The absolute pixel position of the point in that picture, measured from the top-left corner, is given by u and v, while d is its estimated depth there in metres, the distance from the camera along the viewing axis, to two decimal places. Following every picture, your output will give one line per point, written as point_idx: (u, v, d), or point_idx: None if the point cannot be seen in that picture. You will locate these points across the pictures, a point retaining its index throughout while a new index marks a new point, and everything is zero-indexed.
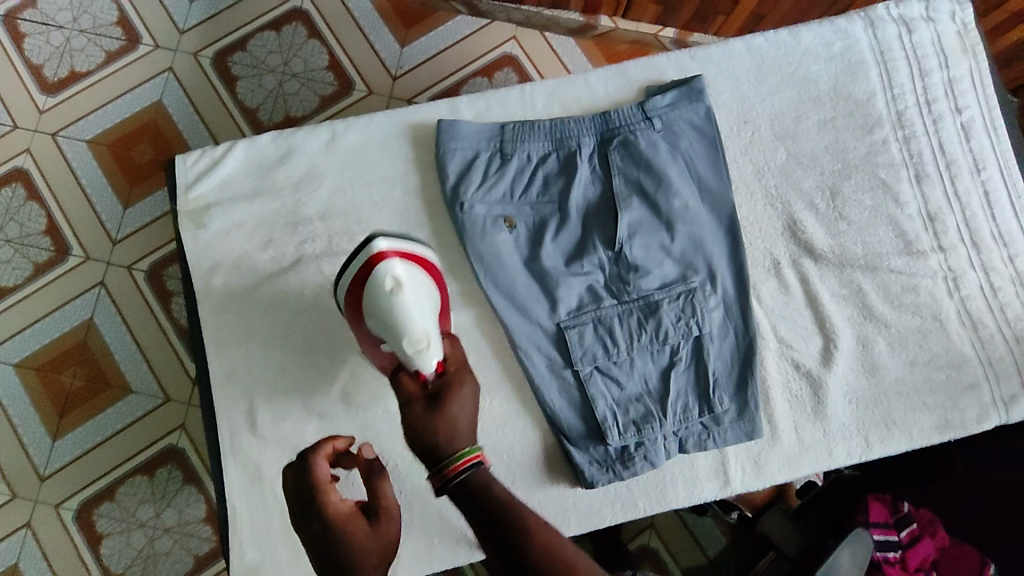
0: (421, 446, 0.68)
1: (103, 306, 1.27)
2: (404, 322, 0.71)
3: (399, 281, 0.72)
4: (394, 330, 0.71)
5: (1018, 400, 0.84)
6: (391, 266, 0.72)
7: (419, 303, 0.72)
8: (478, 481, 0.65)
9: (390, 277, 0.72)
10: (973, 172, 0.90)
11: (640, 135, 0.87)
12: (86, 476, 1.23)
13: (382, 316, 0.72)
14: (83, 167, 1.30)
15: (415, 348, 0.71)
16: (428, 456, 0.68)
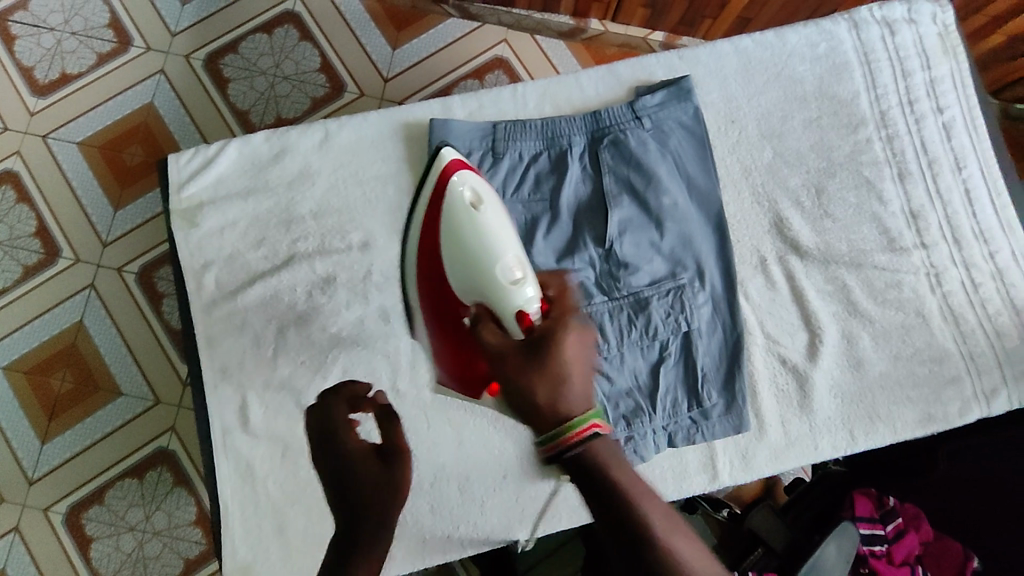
0: (529, 402, 0.58)
1: (93, 308, 1.27)
2: (487, 236, 0.70)
3: (478, 195, 0.74)
4: (484, 251, 0.69)
5: (999, 393, 0.86)
6: (469, 183, 0.75)
7: (499, 219, 0.72)
8: (601, 459, 0.55)
9: (469, 192, 0.74)
10: (955, 170, 0.92)
11: (629, 134, 0.88)
12: (76, 479, 1.23)
13: (470, 243, 0.71)
14: (73, 169, 1.30)
15: (512, 264, 0.68)
16: (536, 415, 0.57)
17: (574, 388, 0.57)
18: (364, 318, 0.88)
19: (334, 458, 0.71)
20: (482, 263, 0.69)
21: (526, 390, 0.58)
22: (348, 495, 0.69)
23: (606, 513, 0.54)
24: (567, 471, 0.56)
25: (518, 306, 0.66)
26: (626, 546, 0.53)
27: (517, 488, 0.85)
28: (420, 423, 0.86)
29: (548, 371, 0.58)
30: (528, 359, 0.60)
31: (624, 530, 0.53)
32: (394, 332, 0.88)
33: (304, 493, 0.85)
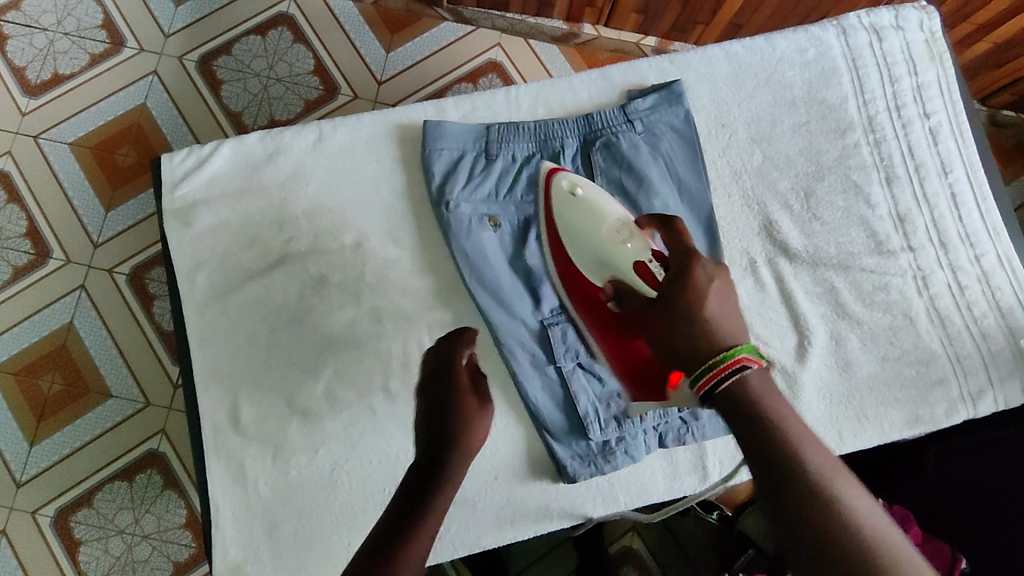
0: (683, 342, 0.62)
1: (84, 309, 1.26)
2: (599, 212, 0.79)
3: (576, 181, 0.82)
4: (604, 228, 0.78)
5: (985, 395, 0.87)
6: (567, 175, 0.83)
7: (602, 194, 0.81)
8: (757, 393, 0.57)
9: (569, 182, 0.82)
10: (941, 175, 0.93)
11: (622, 137, 0.89)
12: (65, 482, 1.22)
13: (592, 227, 0.79)
14: (65, 169, 1.30)
15: (628, 228, 0.76)
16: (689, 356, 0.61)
17: (722, 319, 0.62)
18: (357, 319, 0.88)
19: (438, 392, 0.76)
20: (605, 238, 0.77)
21: (676, 322, 0.64)
22: (441, 426, 0.74)
23: (759, 448, 0.54)
24: (722, 412, 0.58)
25: (637, 263, 0.74)
26: (785, 477, 0.52)
27: (509, 490, 0.85)
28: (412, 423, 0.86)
29: (691, 304, 0.64)
30: (668, 297, 0.66)
31: (780, 462, 0.53)
32: (386, 332, 0.88)
33: (295, 494, 0.85)
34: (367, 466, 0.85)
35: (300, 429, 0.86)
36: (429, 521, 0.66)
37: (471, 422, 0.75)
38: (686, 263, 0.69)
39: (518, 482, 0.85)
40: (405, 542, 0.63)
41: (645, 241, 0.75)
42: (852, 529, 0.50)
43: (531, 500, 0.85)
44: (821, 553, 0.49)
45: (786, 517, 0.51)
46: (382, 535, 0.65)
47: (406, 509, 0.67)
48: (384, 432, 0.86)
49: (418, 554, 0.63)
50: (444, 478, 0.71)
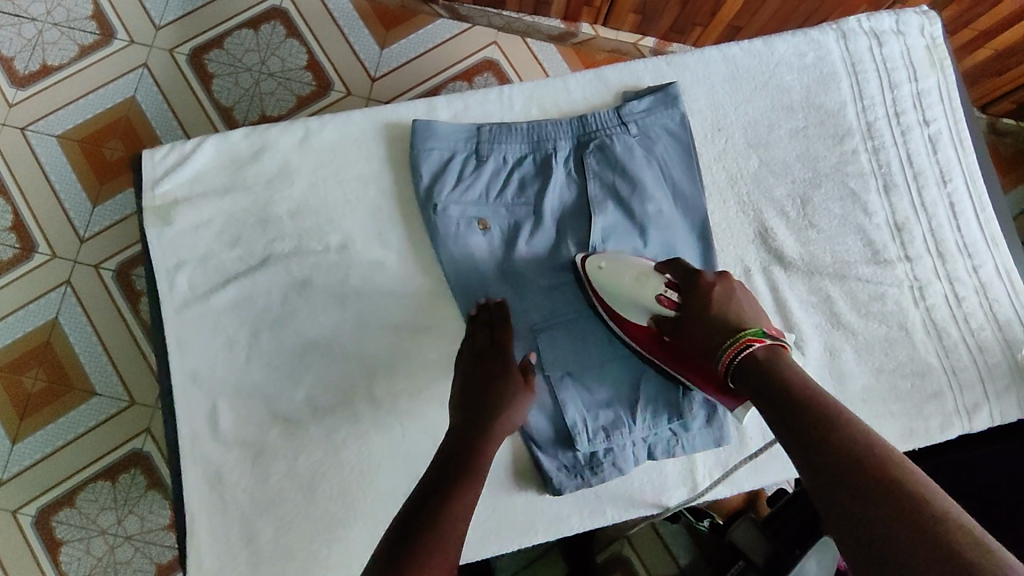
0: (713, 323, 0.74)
1: (69, 305, 1.24)
2: (625, 274, 0.80)
3: (594, 260, 0.81)
4: (624, 280, 0.79)
5: (979, 409, 0.86)
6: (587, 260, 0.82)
7: (611, 255, 0.82)
8: (769, 361, 0.69)
9: (592, 266, 0.81)
10: (940, 184, 0.91)
11: (616, 140, 0.87)
12: (48, 480, 1.19)
13: (616, 284, 0.80)
14: (51, 162, 1.27)
15: (642, 271, 0.80)
16: (718, 335, 0.73)
17: (738, 310, 0.75)
18: (341, 323, 0.86)
19: (484, 373, 0.77)
20: (630, 287, 0.79)
21: (708, 327, 0.74)
22: (484, 405, 0.75)
23: (776, 403, 0.66)
24: (749, 382, 0.69)
25: (659, 299, 0.79)
26: (799, 418, 0.63)
27: (493, 500, 0.83)
28: (396, 430, 0.85)
29: (712, 308, 0.75)
30: (693, 310, 0.76)
31: (792, 408, 0.64)
32: (371, 337, 0.86)
33: (276, 501, 0.83)
34: (348, 474, 0.84)
35: (280, 435, 0.84)
36: (470, 492, 0.68)
37: (512, 405, 0.76)
38: (691, 278, 0.78)
39: (503, 492, 0.83)
40: (447, 507, 0.66)
41: (656, 278, 0.79)
42: (861, 449, 0.58)
43: (517, 511, 0.83)
44: (831, 469, 0.58)
45: (802, 449, 0.61)
46: (426, 496, 0.67)
47: (446, 475, 0.69)
48: (368, 439, 0.84)
49: (460, 522, 0.65)
50: (481, 453, 0.72)
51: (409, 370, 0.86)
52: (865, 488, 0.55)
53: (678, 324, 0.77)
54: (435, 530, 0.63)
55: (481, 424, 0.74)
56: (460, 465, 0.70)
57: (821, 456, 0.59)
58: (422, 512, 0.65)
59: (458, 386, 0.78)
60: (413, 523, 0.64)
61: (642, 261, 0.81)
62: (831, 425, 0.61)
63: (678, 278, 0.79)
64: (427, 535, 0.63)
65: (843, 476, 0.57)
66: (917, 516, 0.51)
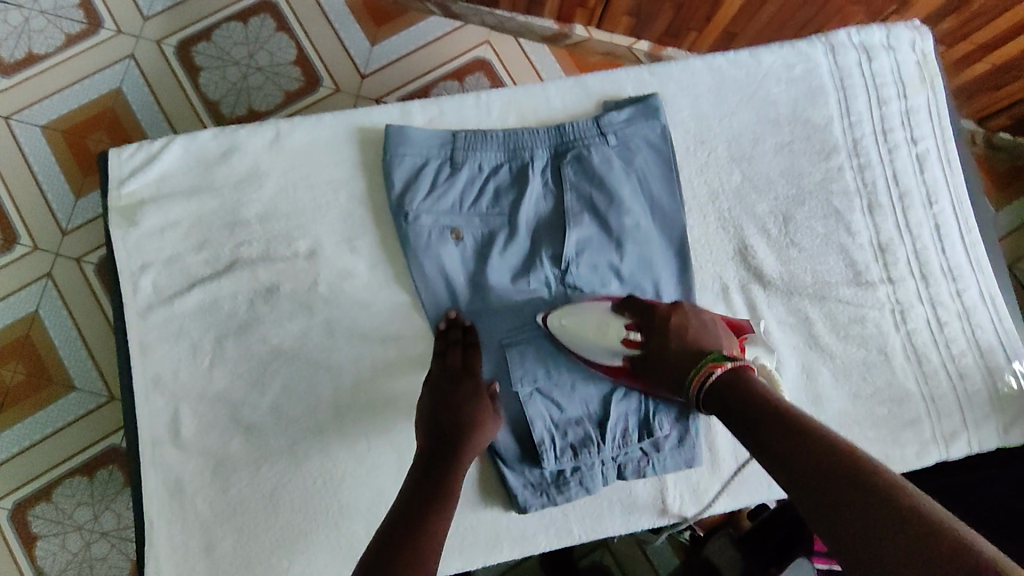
0: (679, 354, 0.74)
1: (50, 299, 1.19)
2: (587, 327, 0.78)
3: (557, 322, 0.79)
4: (589, 330, 0.78)
5: (957, 437, 0.84)
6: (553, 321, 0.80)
7: (572, 308, 0.80)
8: (732, 380, 0.70)
9: (557, 328, 0.79)
10: (926, 205, 0.89)
11: (594, 150, 0.85)
12: (25, 473, 1.15)
13: (582, 337, 0.78)
14: (35, 153, 1.22)
15: (603, 317, 0.79)
16: (686, 362, 0.73)
17: (698, 337, 0.75)
18: (307, 331, 0.83)
19: (451, 393, 0.76)
20: (595, 335, 0.78)
21: (676, 360, 0.74)
22: (453, 426, 0.74)
23: (745, 417, 0.66)
24: (718, 403, 0.70)
25: (625, 342, 0.77)
26: (769, 429, 0.63)
27: (457, 517, 0.81)
28: (360, 443, 0.82)
29: (674, 340, 0.75)
30: (658, 345, 0.76)
31: (761, 419, 0.65)
32: (337, 346, 0.83)
33: (235, 512, 0.80)
34: (310, 486, 0.81)
35: (243, 444, 0.81)
36: (445, 514, 0.67)
37: (480, 424, 0.75)
38: (649, 314, 0.78)
39: (468, 509, 0.81)
40: (424, 530, 0.64)
41: (617, 323, 0.78)
42: (828, 448, 0.59)
43: (482, 529, 0.81)
44: (804, 474, 0.58)
45: (775, 459, 0.61)
46: (401, 519, 0.65)
47: (421, 497, 0.68)
48: (332, 451, 0.82)
49: (438, 545, 0.64)
50: (453, 475, 0.71)
51: (376, 382, 0.84)
52: (837, 487, 0.55)
53: (648, 364, 0.76)
54: (414, 554, 0.62)
55: (451, 445, 0.73)
56: (434, 488, 0.69)
57: (793, 462, 0.59)
58: (400, 536, 0.63)
59: (425, 406, 0.76)
60: (392, 548, 0.62)
61: (604, 304, 0.80)
62: (798, 431, 0.61)
63: (638, 316, 0.78)
64: (407, 561, 0.61)
65: (814, 477, 0.57)
66: (888, 509, 0.52)
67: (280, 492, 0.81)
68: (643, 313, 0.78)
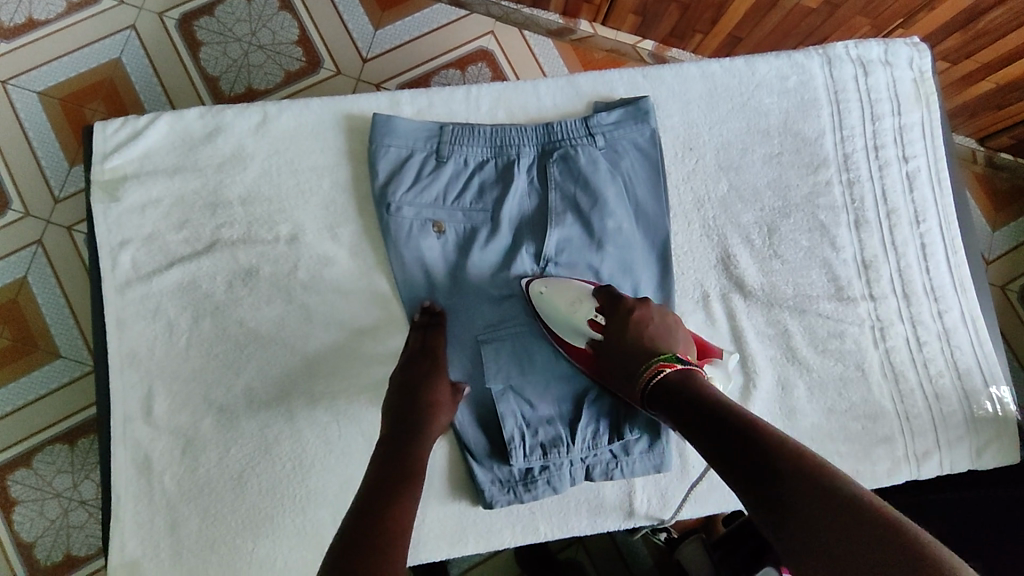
0: (634, 347, 0.75)
1: (38, 267, 1.19)
2: (562, 299, 0.79)
3: (535, 285, 0.81)
4: (560, 304, 0.79)
5: (930, 457, 0.84)
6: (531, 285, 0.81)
7: (550, 278, 0.81)
8: (685, 385, 0.70)
9: (534, 292, 0.80)
10: (913, 224, 0.89)
11: (580, 151, 0.84)
12: (5, 439, 1.15)
13: (552, 310, 0.79)
14: (31, 119, 1.22)
15: (578, 294, 0.79)
16: (637, 356, 0.74)
17: (656, 334, 0.76)
18: (283, 316, 0.83)
19: (412, 381, 0.76)
20: (566, 310, 0.79)
21: (629, 352, 0.75)
22: (413, 411, 0.74)
23: (705, 424, 0.65)
24: (678, 402, 0.68)
25: (591, 324, 0.79)
26: (729, 436, 0.62)
27: (423, 509, 0.81)
28: (332, 430, 0.82)
29: (632, 334, 0.76)
30: (619, 334, 0.77)
31: (720, 425, 0.64)
32: (313, 332, 0.83)
33: (203, 492, 0.81)
34: (279, 471, 0.81)
35: (214, 425, 0.81)
36: (412, 490, 0.66)
37: (440, 410, 0.76)
38: (617, 303, 0.79)
39: (434, 502, 0.82)
40: (394, 506, 0.63)
41: (588, 303, 0.79)
42: (789, 455, 0.58)
43: (447, 522, 0.81)
44: (768, 481, 0.57)
45: (735, 467, 0.60)
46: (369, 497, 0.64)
47: (387, 475, 0.67)
48: (303, 437, 0.82)
49: (410, 519, 0.63)
50: (417, 455, 0.70)
51: (350, 370, 0.83)
52: (802, 494, 0.55)
53: (603, 350, 0.78)
54: (385, 527, 0.60)
55: (413, 429, 0.73)
56: (399, 467, 0.68)
57: (756, 470, 0.58)
58: (371, 511, 0.62)
59: (387, 398, 0.76)
60: (363, 522, 0.60)
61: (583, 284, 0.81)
62: (758, 437, 0.61)
63: (610, 304, 0.79)
64: (381, 534, 0.59)
65: (778, 483, 0.56)
66: (853, 515, 0.52)
67: (249, 473, 0.81)
68: (616, 301, 0.79)
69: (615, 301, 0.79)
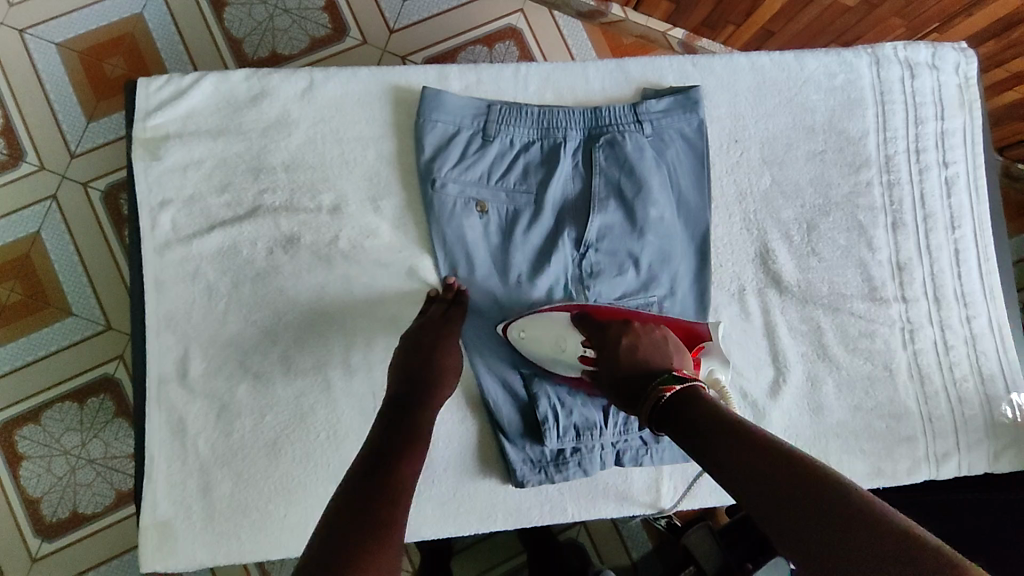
0: (631, 377, 0.73)
1: (53, 222, 1.17)
2: (546, 343, 0.79)
3: (516, 333, 0.79)
4: (545, 345, 0.79)
5: (949, 458, 0.86)
6: (513, 331, 0.79)
7: (531, 320, 0.79)
8: (678, 403, 0.66)
9: (517, 338, 0.79)
10: (948, 229, 0.90)
11: (627, 137, 0.84)
12: (18, 394, 1.14)
13: (538, 350, 0.79)
14: (50, 71, 1.18)
15: (561, 332, 0.78)
16: (637, 384, 0.72)
17: (649, 356, 0.73)
18: (323, 286, 0.83)
19: (423, 348, 0.75)
20: (553, 351, 0.79)
21: (627, 381, 0.73)
22: (421, 379, 0.73)
23: (717, 455, 0.60)
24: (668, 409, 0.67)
25: (580, 359, 0.78)
26: (732, 453, 0.59)
27: (456, 484, 0.83)
28: (367, 402, 0.83)
29: (625, 360, 0.74)
30: (609, 365, 0.75)
31: (733, 456, 0.58)
32: (353, 304, 0.83)
33: (236, 457, 0.81)
34: (313, 439, 0.82)
35: (249, 392, 0.82)
36: (418, 454, 0.64)
37: (445, 382, 0.74)
38: (603, 332, 0.77)
39: (466, 477, 0.83)
40: (397, 472, 0.61)
41: (573, 338, 0.78)
42: (802, 474, 0.53)
43: (477, 497, 0.83)
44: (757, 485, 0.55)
45: (730, 470, 0.58)
46: (370, 462, 0.62)
47: (388, 440, 0.65)
48: (338, 408, 0.83)
49: (411, 486, 0.61)
50: (422, 422, 0.68)
51: (387, 343, 0.84)
52: (839, 539, 0.48)
53: (604, 380, 0.76)
54: (387, 496, 0.58)
55: (420, 397, 0.71)
56: (405, 432, 0.66)
57: (756, 483, 0.55)
58: (372, 476, 0.60)
59: (394, 363, 0.76)
60: (362, 492, 0.58)
61: (560, 315, 0.80)
62: (774, 472, 0.55)
63: (595, 335, 0.77)
64: (382, 502, 0.57)
65: (778, 496, 0.53)
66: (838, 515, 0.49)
67: (284, 441, 0.82)
68: (602, 333, 0.77)
69: (600, 332, 0.77)
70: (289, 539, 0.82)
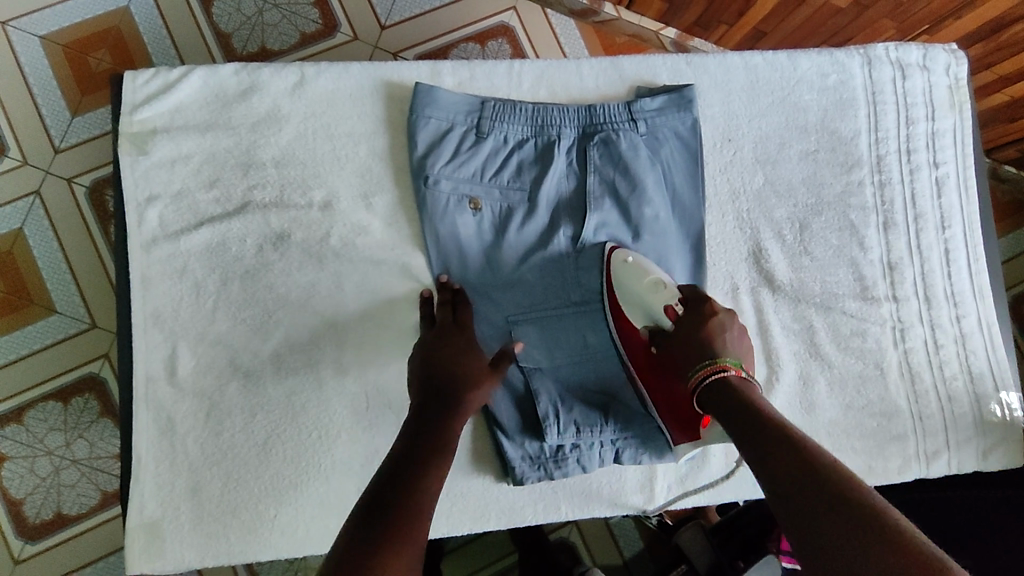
0: (693, 343, 0.71)
1: (35, 219, 1.15)
2: (643, 281, 0.78)
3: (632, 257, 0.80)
4: (638, 280, 0.79)
5: (938, 456, 0.87)
6: (625, 252, 0.81)
7: (646, 259, 0.81)
8: (733, 386, 0.66)
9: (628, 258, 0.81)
10: (938, 229, 0.90)
11: (622, 136, 0.83)
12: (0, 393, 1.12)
13: (629, 283, 0.79)
14: (32, 65, 1.16)
15: (659, 279, 0.78)
16: (701, 349, 0.70)
17: (729, 342, 0.71)
18: (315, 283, 0.82)
19: (442, 355, 0.73)
20: (641, 289, 0.78)
21: (687, 348, 0.71)
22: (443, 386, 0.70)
23: (742, 437, 0.61)
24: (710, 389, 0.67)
25: (664, 308, 0.76)
26: (753, 438, 0.60)
27: (449, 482, 0.82)
28: (359, 401, 0.82)
29: (703, 330, 0.72)
30: (686, 328, 0.73)
31: (758, 441, 0.59)
32: (345, 301, 0.83)
33: (225, 457, 0.80)
34: (304, 439, 0.81)
35: (239, 390, 0.81)
36: (438, 468, 0.62)
37: (475, 389, 0.71)
38: (698, 303, 0.75)
39: (458, 475, 0.82)
40: (411, 486, 0.59)
41: (670, 291, 0.77)
42: (811, 466, 0.55)
43: (471, 496, 0.83)
44: (771, 472, 0.57)
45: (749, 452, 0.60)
46: (387, 475, 0.60)
47: (405, 453, 0.63)
48: (329, 406, 0.82)
49: (428, 502, 0.59)
50: (445, 433, 0.66)
51: (379, 342, 0.83)
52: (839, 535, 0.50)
53: (666, 340, 0.74)
54: (398, 514, 0.56)
55: (444, 404, 0.69)
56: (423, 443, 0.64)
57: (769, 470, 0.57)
58: (383, 491, 0.58)
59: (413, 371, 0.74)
60: (374, 507, 0.57)
61: (663, 274, 0.80)
62: (798, 460, 0.56)
63: (689, 301, 0.76)
64: (392, 518, 0.56)
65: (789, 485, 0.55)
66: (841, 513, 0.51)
67: (274, 440, 0.81)
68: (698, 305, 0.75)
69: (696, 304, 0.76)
70: (280, 540, 0.81)
